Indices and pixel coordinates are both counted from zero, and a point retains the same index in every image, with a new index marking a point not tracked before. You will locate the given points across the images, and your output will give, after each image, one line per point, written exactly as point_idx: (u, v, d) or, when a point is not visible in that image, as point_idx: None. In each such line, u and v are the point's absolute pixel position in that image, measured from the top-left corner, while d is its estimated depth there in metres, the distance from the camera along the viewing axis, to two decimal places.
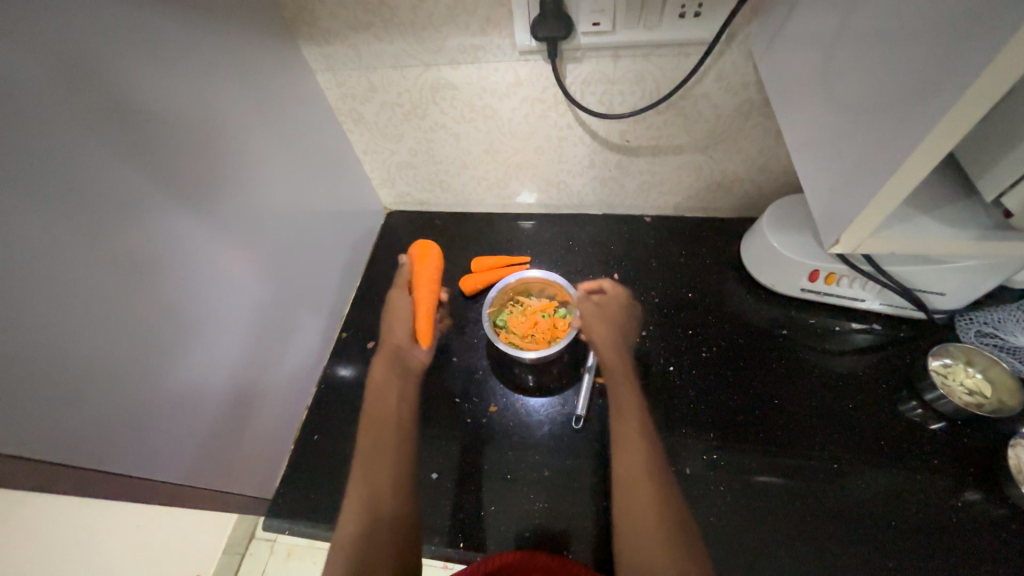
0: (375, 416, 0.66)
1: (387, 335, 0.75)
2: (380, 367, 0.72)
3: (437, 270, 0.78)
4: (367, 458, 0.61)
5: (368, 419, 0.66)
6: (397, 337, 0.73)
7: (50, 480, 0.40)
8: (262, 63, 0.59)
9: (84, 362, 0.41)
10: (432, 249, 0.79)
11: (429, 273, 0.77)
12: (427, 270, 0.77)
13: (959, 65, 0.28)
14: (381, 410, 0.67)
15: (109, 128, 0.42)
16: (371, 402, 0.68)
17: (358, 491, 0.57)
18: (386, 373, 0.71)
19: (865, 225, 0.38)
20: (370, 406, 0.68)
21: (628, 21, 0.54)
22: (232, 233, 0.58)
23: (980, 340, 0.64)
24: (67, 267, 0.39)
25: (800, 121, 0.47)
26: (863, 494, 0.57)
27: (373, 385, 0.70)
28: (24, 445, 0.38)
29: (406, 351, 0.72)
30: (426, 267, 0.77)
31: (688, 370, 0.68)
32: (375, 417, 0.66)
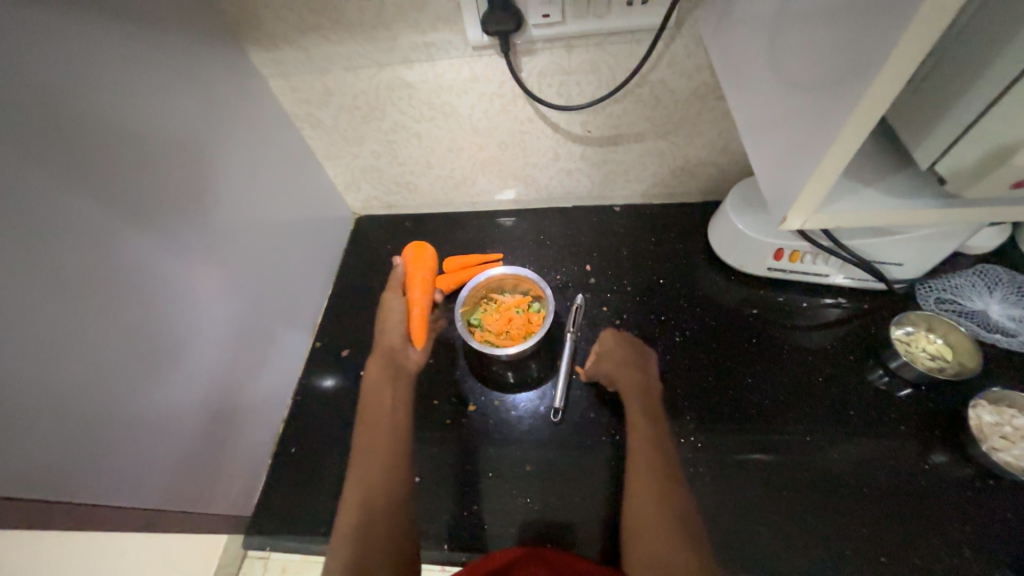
0: (370, 421, 0.62)
1: (380, 334, 0.70)
2: (374, 366, 0.67)
3: (431, 270, 0.74)
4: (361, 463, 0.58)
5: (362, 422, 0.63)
6: (390, 339, 0.69)
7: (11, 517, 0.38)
8: (209, 71, 0.58)
9: (41, 392, 0.40)
10: (427, 251, 0.75)
11: (424, 274, 0.73)
12: (422, 273, 0.73)
13: (880, 36, 0.29)
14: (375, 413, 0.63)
15: (48, 145, 0.40)
16: (363, 406, 0.65)
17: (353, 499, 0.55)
18: (379, 373, 0.67)
19: (810, 202, 0.38)
20: (364, 407, 0.65)
21: (577, 11, 0.54)
22: (194, 247, 0.56)
23: (940, 306, 0.65)
24: (7, 292, 0.37)
25: (748, 102, 0.47)
26: (837, 464, 0.58)
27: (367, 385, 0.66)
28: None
29: (400, 352, 0.68)
30: (419, 268, 0.73)
31: (663, 355, 0.68)
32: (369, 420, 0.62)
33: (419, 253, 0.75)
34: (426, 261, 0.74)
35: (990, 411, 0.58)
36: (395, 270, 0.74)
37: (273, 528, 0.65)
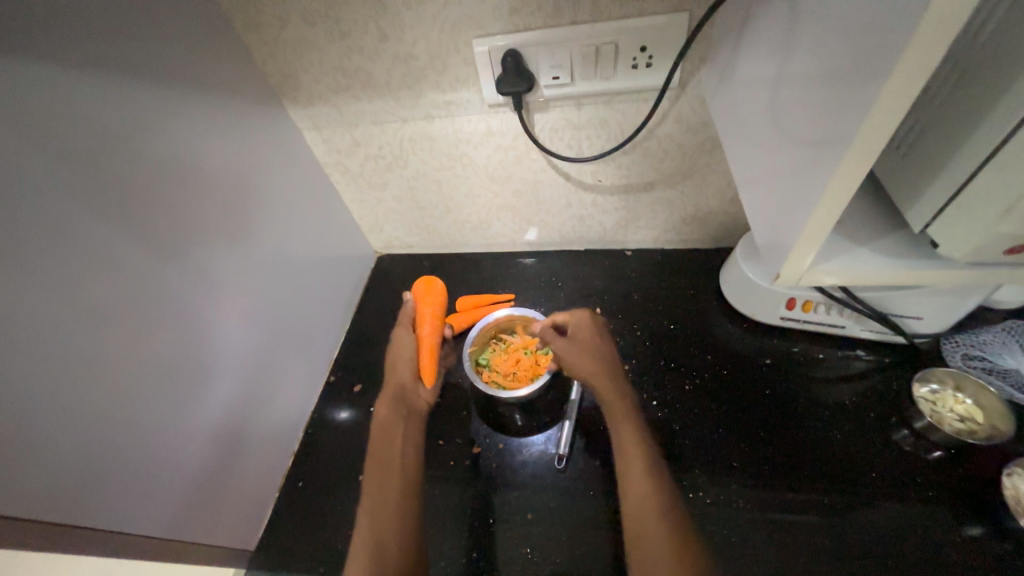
0: (379, 466, 0.61)
1: (390, 373, 0.70)
2: (382, 408, 0.67)
3: (439, 305, 0.77)
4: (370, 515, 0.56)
5: (371, 466, 0.61)
6: (401, 376, 0.69)
7: (32, 539, 0.41)
8: (251, 126, 0.64)
9: (71, 416, 0.43)
10: (436, 285, 0.78)
11: (433, 308, 0.75)
12: (429, 308, 0.76)
13: (856, 106, 0.30)
14: (383, 454, 0.62)
15: (97, 192, 0.45)
16: (373, 450, 0.63)
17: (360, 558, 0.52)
18: (388, 414, 0.66)
19: (802, 260, 0.39)
20: (373, 451, 0.63)
21: (586, 73, 0.58)
22: (220, 283, 0.60)
23: (967, 363, 0.62)
24: (45, 323, 0.41)
25: (748, 158, 0.49)
26: (858, 531, 0.55)
27: (375, 429, 0.65)
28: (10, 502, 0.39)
29: (411, 390, 0.69)
30: (429, 303, 0.76)
31: (672, 403, 0.67)
32: (378, 465, 0.61)
33: (427, 290, 0.78)
34: (434, 296, 0.76)
35: None
36: (405, 306, 0.76)
37: (273, 564, 0.65)
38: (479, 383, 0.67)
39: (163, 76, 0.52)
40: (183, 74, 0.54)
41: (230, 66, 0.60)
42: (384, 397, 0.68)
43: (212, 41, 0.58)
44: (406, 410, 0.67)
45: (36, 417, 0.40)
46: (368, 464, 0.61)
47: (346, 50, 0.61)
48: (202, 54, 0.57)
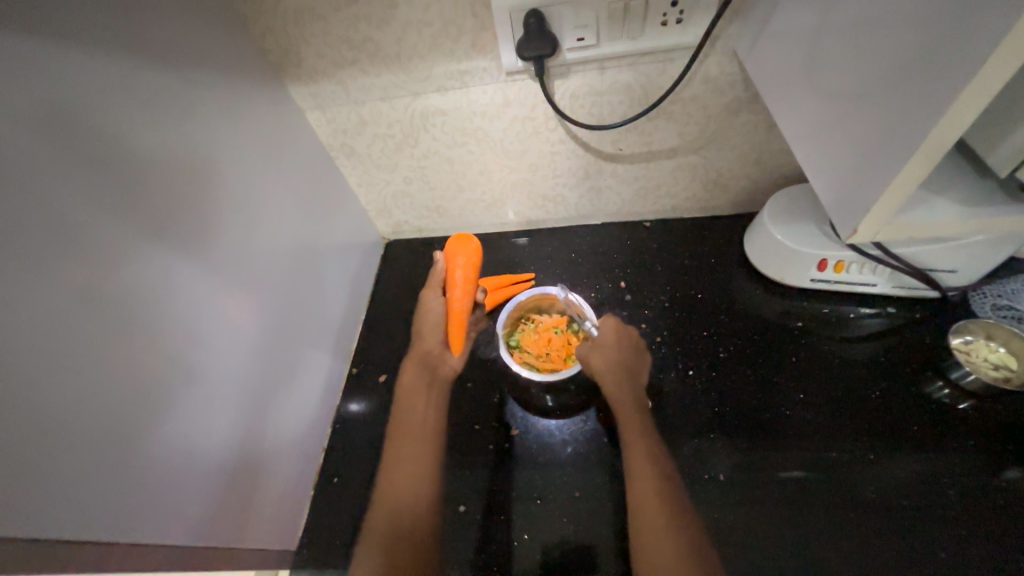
0: (405, 424, 0.64)
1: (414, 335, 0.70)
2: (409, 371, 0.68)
3: (472, 266, 0.69)
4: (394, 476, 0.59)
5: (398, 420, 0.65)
6: (427, 345, 0.68)
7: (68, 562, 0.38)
8: (252, 108, 0.60)
9: (94, 430, 0.40)
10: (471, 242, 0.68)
11: (465, 271, 0.68)
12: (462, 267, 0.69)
13: (954, 49, 0.28)
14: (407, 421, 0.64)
15: (102, 190, 0.41)
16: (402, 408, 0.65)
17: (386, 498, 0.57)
18: (415, 376, 0.68)
19: (877, 218, 0.38)
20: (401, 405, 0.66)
21: (611, 33, 0.55)
22: (233, 278, 0.57)
23: (996, 313, 0.63)
24: (64, 334, 0.38)
25: (795, 114, 0.47)
26: (902, 483, 0.56)
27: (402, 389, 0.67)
28: (41, 525, 0.36)
29: (438, 358, 0.68)
30: (459, 266, 0.67)
31: (708, 372, 0.67)
32: (405, 421, 0.64)
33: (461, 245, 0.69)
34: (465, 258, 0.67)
35: None
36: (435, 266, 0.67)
37: (318, 562, 0.64)
38: (522, 369, 0.65)
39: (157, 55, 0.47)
40: (177, 51, 0.50)
41: (225, 42, 0.55)
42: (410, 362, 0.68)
43: (204, 14, 0.53)
44: (430, 374, 0.67)
45: (58, 436, 0.37)
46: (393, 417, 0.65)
47: (352, 19, 0.56)
48: (194, 29, 0.52)
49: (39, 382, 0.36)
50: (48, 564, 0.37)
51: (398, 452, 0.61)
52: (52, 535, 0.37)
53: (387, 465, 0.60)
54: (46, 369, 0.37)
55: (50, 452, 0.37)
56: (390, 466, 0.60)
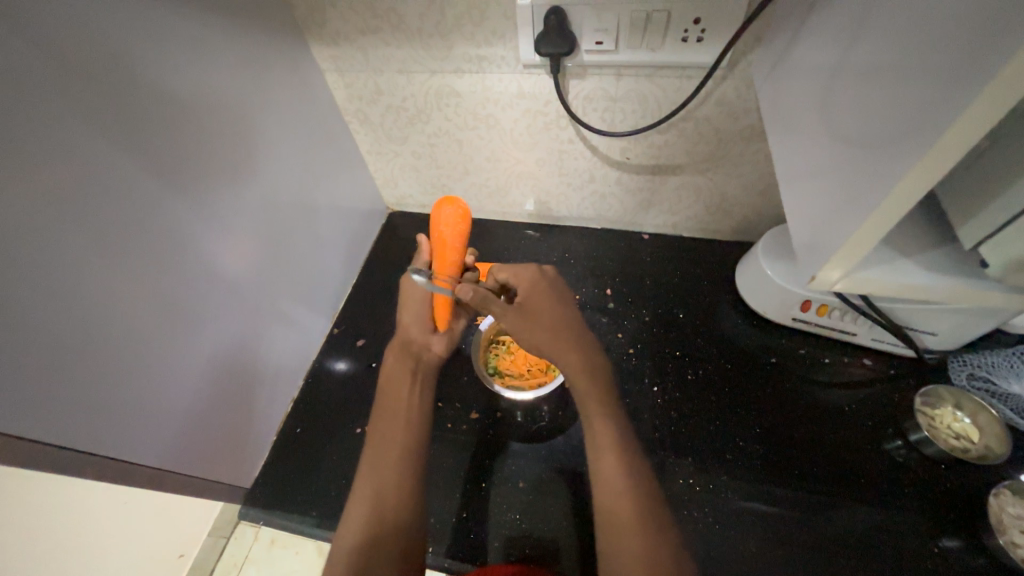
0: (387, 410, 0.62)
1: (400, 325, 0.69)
2: (391, 360, 0.67)
3: (460, 234, 0.63)
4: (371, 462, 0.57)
5: (380, 409, 0.62)
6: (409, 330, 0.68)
7: (21, 458, 0.40)
8: (271, 60, 0.61)
9: (66, 341, 0.42)
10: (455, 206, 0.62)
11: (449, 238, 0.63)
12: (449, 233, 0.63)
13: (937, 111, 0.28)
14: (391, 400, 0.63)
15: (111, 118, 0.43)
16: (381, 406, 0.62)
17: (366, 489, 0.54)
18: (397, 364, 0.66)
19: (839, 267, 0.38)
20: (383, 396, 0.64)
21: (631, 41, 0.55)
22: (229, 223, 0.58)
23: (970, 384, 0.63)
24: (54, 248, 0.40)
25: (791, 152, 0.47)
26: (839, 531, 0.56)
27: (386, 378, 0.65)
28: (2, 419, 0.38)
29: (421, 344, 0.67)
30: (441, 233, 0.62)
31: (673, 391, 0.67)
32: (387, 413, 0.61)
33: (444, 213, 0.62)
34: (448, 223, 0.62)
35: (1015, 503, 0.55)
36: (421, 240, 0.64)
37: (268, 504, 0.66)
38: (508, 394, 0.67)
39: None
40: None
41: None
42: (393, 346, 0.69)
43: None
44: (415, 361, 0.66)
45: (32, 340, 0.39)
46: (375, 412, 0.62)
47: None
48: None
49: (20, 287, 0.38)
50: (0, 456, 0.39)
51: (379, 449, 0.58)
52: (10, 430, 0.39)
53: (368, 464, 0.57)
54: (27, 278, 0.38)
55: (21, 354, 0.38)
56: (371, 459, 0.57)
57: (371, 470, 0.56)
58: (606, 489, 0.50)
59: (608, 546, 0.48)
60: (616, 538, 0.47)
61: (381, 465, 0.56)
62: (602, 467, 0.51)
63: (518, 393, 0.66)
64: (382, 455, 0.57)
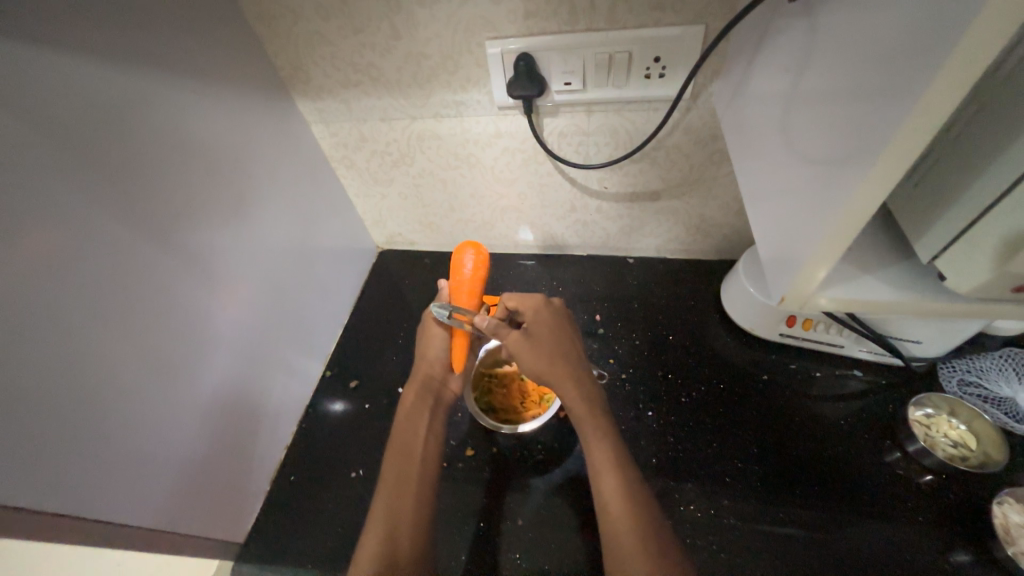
0: (403, 446, 0.60)
1: (422, 357, 0.68)
2: (409, 395, 0.65)
3: (478, 278, 0.66)
4: (387, 502, 0.55)
5: (394, 446, 0.60)
6: (431, 364, 0.66)
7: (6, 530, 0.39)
8: (258, 117, 0.64)
9: (55, 403, 0.42)
10: (476, 251, 0.65)
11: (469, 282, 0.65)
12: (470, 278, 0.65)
13: (872, 139, 0.30)
14: (409, 438, 0.61)
15: (98, 183, 0.45)
16: (395, 444, 0.60)
17: (378, 529, 0.52)
18: (415, 400, 0.64)
19: (805, 287, 0.39)
20: (397, 433, 0.62)
21: (598, 80, 0.58)
22: (218, 274, 0.59)
23: (961, 390, 0.63)
24: (38, 318, 0.40)
25: (755, 176, 0.49)
26: (844, 550, 0.55)
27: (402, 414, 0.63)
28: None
29: (440, 381, 0.66)
30: (463, 277, 0.65)
31: (668, 415, 0.67)
32: (401, 452, 0.59)
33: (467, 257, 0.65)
34: (470, 265, 0.64)
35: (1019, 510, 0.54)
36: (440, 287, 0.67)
37: (263, 557, 0.65)
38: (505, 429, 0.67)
39: (169, 67, 0.52)
40: (189, 62, 0.54)
41: (238, 56, 0.60)
42: (413, 380, 0.66)
43: (224, 30, 0.58)
44: (434, 399, 0.65)
45: (18, 404, 0.39)
46: (389, 448, 0.60)
47: (358, 45, 0.60)
48: (209, 42, 0.56)
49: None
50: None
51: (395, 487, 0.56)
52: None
53: (382, 503, 0.55)
54: (14, 342, 0.38)
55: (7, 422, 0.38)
56: (386, 497, 0.55)
57: (384, 509, 0.54)
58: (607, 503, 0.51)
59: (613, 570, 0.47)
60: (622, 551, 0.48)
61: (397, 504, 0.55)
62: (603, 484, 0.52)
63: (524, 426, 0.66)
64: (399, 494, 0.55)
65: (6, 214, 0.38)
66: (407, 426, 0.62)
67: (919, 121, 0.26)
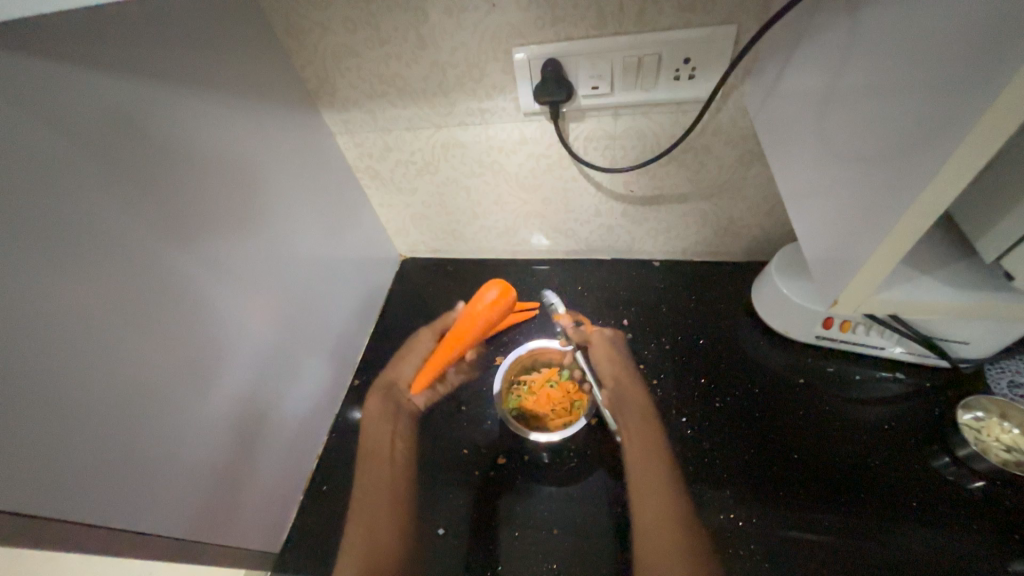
0: (371, 450, 0.73)
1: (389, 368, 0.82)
2: (375, 404, 0.78)
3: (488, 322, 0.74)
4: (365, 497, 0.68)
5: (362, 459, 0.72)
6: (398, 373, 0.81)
7: (55, 541, 0.40)
8: (285, 130, 0.65)
9: (95, 413, 0.42)
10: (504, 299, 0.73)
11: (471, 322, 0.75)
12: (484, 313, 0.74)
13: (938, 135, 0.29)
14: (376, 446, 0.73)
15: (136, 199, 0.46)
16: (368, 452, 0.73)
17: (359, 531, 0.65)
18: (379, 411, 0.77)
19: (861, 290, 0.38)
20: (366, 441, 0.74)
21: (625, 83, 0.57)
22: (248, 284, 0.60)
23: (1012, 392, 0.61)
24: (80, 330, 0.41)
25: (794, 176, 0.48)
26: (895, 559, 0.53)
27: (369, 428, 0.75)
28: (28, 498, 0.37)
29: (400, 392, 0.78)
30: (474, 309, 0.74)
31: (702, 421, 0.66)
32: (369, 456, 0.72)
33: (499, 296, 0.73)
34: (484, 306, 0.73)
35: None
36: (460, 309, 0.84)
37: (297, 568, 0.64)
38: (535, 437, 0.65)
39: (203, 83, 0.53)
40: (222, 78, 0.55)
41: (267, 70, 0.61)
42: (376, 391, 0.80)
43: (254, 46, 0.59)
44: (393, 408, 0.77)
45: (60, 417, 0.39)
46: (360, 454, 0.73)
47: (384, 56, 0.61)
48: (240, 59, 0.57)
49: (47, 367, 0.38)
50: (28, 538, 0.38)
51: (367, 488, 0.69)
52: (36, 511, 0.38)
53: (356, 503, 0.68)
54: (56, 352, 0.39)
55: (49, 431, 0.39)
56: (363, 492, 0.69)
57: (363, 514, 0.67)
58: (647, 531, 0.58)
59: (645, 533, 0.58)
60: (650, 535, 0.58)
61: (370, 500, 0.68)
62: (643, 508, 0.60)
63: (549, 435, 0.65)
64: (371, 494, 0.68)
65: (47, 230, 0.38)
66: (374, 436, 0.74)
67: (991, 115, 0.25)
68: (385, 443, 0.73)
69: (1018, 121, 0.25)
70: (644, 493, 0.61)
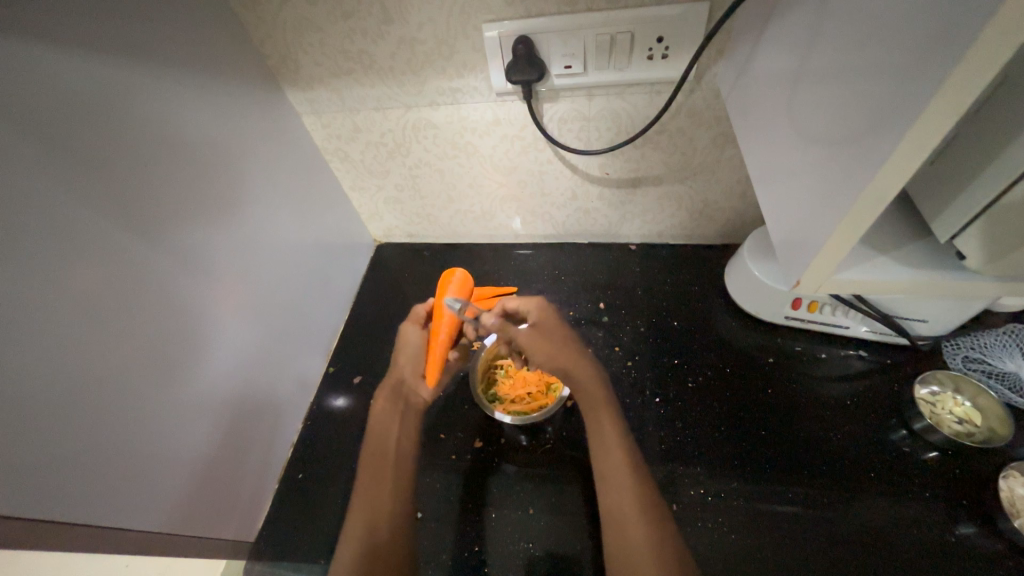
0: (374, 452, 0.63)
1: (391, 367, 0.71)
2: (381, 402, 0.68)
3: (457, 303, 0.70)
4: (369, 493, 0.58)
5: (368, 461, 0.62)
6: (400, 371, 0.69)
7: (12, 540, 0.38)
8: (248, 110, 0.62)
9: (52, 408, 0.40)
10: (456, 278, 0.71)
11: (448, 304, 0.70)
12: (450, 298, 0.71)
13: (896, 114, 0.29)
14: (380, 446, 0.64)
15: (86, 182, 0.43)
16: (368, 451, 0.63)
17: (356, 524, 0.55)
18: (385, 407, 0.68)
19: (822, 271, 0.39)
20: (370, 440, 0.65)
21: (599, 63, 0.56)
22: (213, 272, 0.57)
23: (967, 366, 0.64)
24: (31, 323, 0.38)
25: (762, 159, 0.48)
26: (856, 527, 0.55)
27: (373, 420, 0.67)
28: None
29: (409, 386, 0.69)
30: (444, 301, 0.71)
31: (675, 402, 0.67)
32: (374, 454, 0.63)
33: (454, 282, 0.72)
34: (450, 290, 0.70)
35: None
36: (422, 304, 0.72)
37: (274, 556, 0.64)
38: (511, 420, 0.65)
39: (154, 57, 0.49)
40: (174, 52, 0.51)
41: (224, 45, 0.58)
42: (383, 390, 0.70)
43: (208, 17, 0.55)
44: (403, 403, 0.68)
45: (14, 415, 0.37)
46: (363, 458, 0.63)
47: (349, 31, 0.58)
48: (195, 32, 0.54)
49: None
50: None
51: (370, 487, 0.59)
52: None
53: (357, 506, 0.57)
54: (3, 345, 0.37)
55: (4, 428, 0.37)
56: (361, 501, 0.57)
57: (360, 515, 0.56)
58: (614, 511, 0.51)
59: (616, 539, 0.49)
60: (622, 530, 0.50)
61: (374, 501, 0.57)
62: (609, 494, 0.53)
63: (518, 418, 0.65)
64: (375, 491, 0.58)
65: None
66: (379, 432, 0.65)
67: (946, 95, 0.25)
68: (394, 444, 0.64)
69: (969, 101, 0.25)
70: (610, 484, 0.53)
